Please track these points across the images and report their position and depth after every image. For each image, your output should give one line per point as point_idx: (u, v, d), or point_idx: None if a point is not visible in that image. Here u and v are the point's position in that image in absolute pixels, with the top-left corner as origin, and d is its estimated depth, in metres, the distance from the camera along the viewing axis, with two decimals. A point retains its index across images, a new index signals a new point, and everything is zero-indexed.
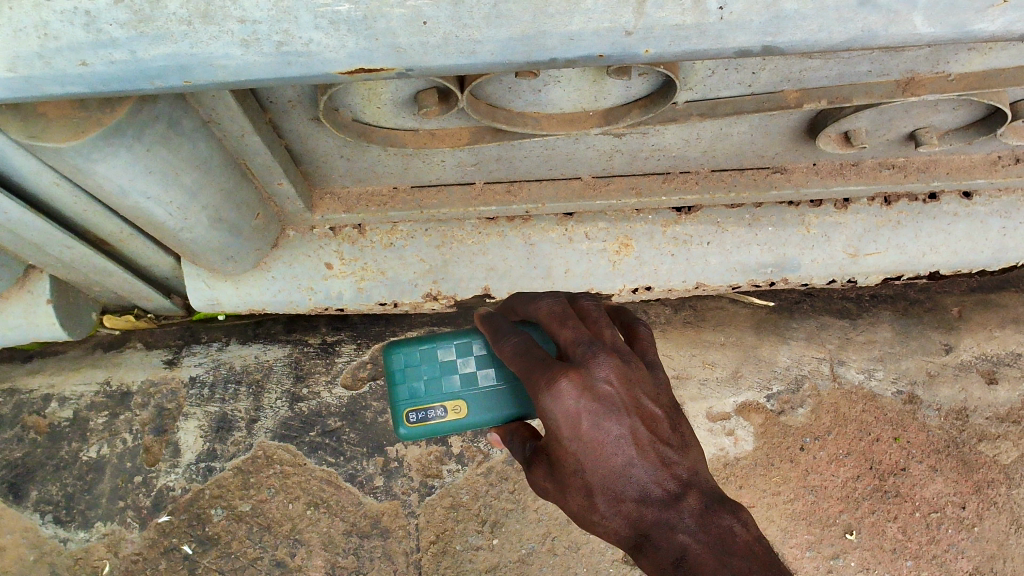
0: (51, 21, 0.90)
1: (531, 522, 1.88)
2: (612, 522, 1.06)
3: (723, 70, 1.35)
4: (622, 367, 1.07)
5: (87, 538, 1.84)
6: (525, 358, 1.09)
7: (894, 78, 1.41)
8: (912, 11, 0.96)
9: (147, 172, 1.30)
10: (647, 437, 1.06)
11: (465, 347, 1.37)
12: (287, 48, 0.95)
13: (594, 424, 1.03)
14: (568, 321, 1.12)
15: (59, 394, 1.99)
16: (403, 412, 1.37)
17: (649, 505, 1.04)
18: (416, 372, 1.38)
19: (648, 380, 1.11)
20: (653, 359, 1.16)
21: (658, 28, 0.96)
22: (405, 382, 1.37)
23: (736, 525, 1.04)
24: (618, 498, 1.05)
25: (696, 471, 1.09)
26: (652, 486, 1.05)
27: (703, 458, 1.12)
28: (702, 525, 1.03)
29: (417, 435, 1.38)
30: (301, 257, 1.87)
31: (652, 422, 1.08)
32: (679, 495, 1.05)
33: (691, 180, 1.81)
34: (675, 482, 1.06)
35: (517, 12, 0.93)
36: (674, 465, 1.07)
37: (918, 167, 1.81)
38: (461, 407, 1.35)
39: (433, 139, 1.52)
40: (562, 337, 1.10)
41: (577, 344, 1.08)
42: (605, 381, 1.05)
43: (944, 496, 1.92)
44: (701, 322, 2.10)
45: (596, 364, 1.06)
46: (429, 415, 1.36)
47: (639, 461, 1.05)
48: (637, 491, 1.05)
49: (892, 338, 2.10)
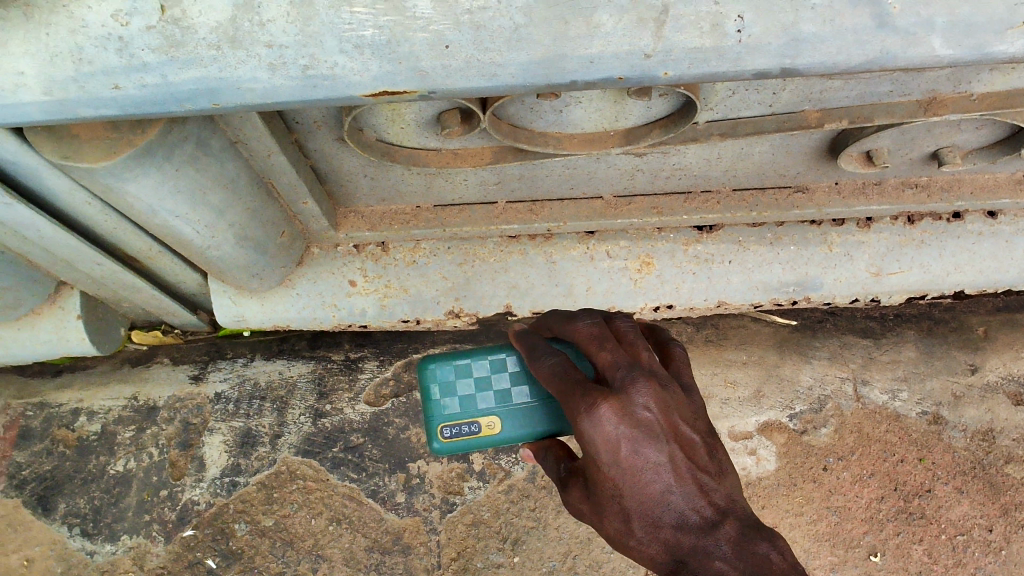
0: (85, 47, 0.93)
1: (552, 540, 1.88)
2: (650, 548, 1.05)
3: (744, 90, 1.36)
4: (661, 393, 1.07)
5: (114, 551, 1.86)
6: (564, 381, 1.09)
7: (916, 98, 1.41)
8: (931, 34, 0.96)
9: (176, 191, 1.32)
10: (686, 464, 1.06)
11: (499, 364, 1.39)
12: (312, 71, 0.97)
13: (634, 450, 1.03)
14: (606, 344, 1.12)
15: (87, 408, 2.03)
16: (436, 427, 1.37)
17: (686, 532, 1.03)
18: (451, 388, 1.39)
19: (686, 404, 1.11)
20: (689, 382, 1.16)
21: (677, 50, 0.97)
22: (440, 398, 1.38)
23: (773, 554, 1.01)
24: (655, 525, 1.04)
25: (733, 498, 1.08)
26: (690, 512, 1.04)
27: (739, 484, 1.12)
28: (739, 553, 1.01)
29: (450, 451, 1.38)
30: (325, 274, 1.89)
31: (689, 448, 1.08)
32: (717, 522, 1.03)
33: (712, 200, 1.81)
34: (713, 509, 1.04)
35: (538, 36, 0.95)
36: (712, 492, 1.06)
37: (941, 186, 1.81)
38: (495, 423, 1.35)
39: (456, 159, 1.54)
40: (601, 360, 1.11)
41: (616, 368, 1.08)
42: (645, 408, 1.05)
43: (970, 518, 1.90)
44: (722, 340, 2.10)
45: (636, 390, 1.05)
46: (462, 430, 1.36)
47: (677, 487, 1.05)
48: (674, 517, 1.04)
49: (917, 358, 2.09)
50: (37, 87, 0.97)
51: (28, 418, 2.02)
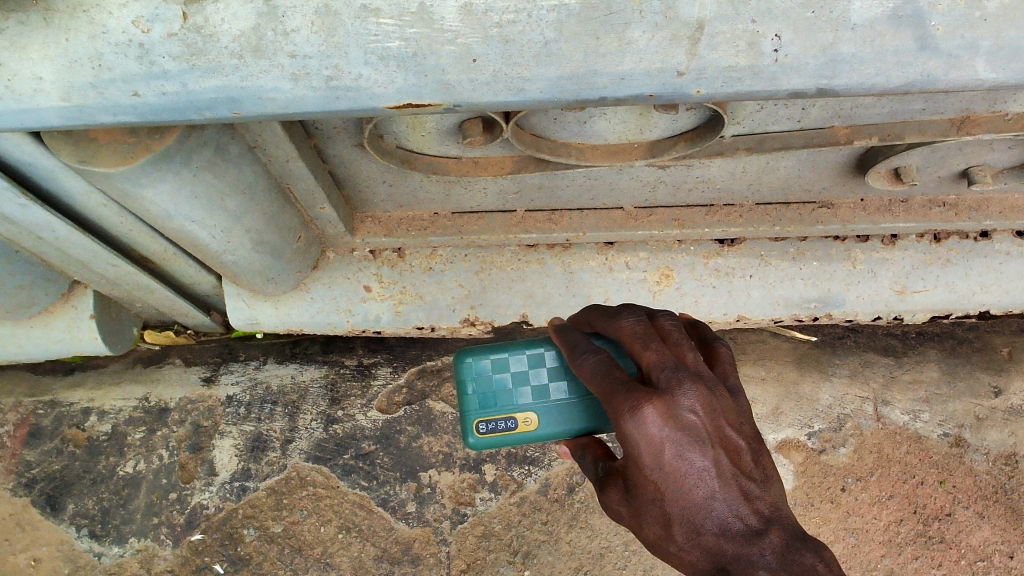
0: (105, 53, 0.91)
1: (564, 555, 1.85)
2: (690, 554, 0.99)
3: (772, 105, 1.32)
4: (708, 396, 1.02)
5: (121, 554, 1.85)
6: (606, 380, 1.04)
7: (948, 117, 1.38)
8: (975, 56, 0.93)
9: (193, 196, 1.30)
10: (731, 469, 1.01)
11: (538, 359, 1.34)
12: (335, 82, 0.95)
13: (677, 454, 0.99)
14: (651, 343, 1.06)
15: (98, 408, 2.02)
16: (472, 422, 1.34)
17: (730, 540, 0.96)
18: (487, 382, 1.35)
19: (732, 408, 1.05)
20: (734, 384, 1.10)
21: (711, 68, 0.94)
22: (476, 392, 1.35)
23: (819, 565, 0.94)
24: (697, 531, 0.98)
25: (778, 507, 1.01)
26: (734, 519, 0.97)
27: (785, 493, 1.05)
28: (785, 565, 0.94)
29: (486, 445, 1.36)
30: (340, 278, 1.87)
31: (735, 453, 1.02)
32: (761, 530, 0.97)
33: (734, 213, 1.78)
34: (757, 518, 0.98)
35: (568, 51, 0.92)
36: (756, 500, 1.00)
37: (969, 205, 1.76)
38: (532, 419, 1.32)
39: (476, 167, 1.52)
40: (645, 359, 1.05)
41: (661, 369, 1.03)
42: (690, 411, 1.00)
43: (991, 544, 1.87)
44: (741, 354, 2.06)
45: (682, 392, 1.01)
46: (499, 426, 1.33)
47: (721, 493, 0.99)
48: (718, 524, 0.97)
49: (939, 378, 2.04)
50: (55, 93, 0.95)
51: (38, 417, 2.01)
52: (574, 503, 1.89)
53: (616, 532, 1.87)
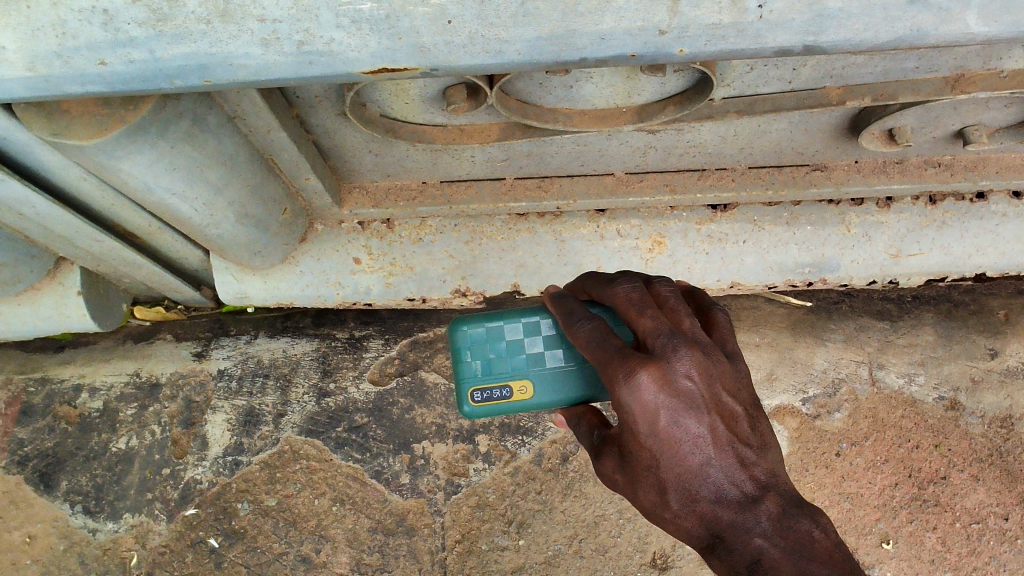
0: (68, 20, 0.88)
1: (558, 523, 1.85)
2: (685, 521, 0.99)
3: (762, 66, 1.29)
4: (704, 361, 1.00)
5: (116, 529, 1.86)
6: (602, 347, 1.02)
7: (942, 75, 1.34)
8: (965, 10, 0.90)
9: (172, 168, 1.28)
10: (727, 436, 0.99)
11: (533, 327, 1.32)
12: (307, 47, 0.92)
13: (673, 421, 0.97)
14: (646, 310, 1.04)
15: (89, 384, 2.01)
16: (468, 390, 1.33)
17: (726, 507, 0.96)
18: (483, 349, 1.34)
19: (729, 374, 1.03)
20: (732, 350, 1.08)
21: (693, 26, 0.92)
22: (473, 360, 1.34)
23: (815, 531, 0.96)
24: (692, 498, 0.97)
25: (775, 473, 1.01)
26: (729, 486, 0.97)
27: (781, 459, 1.04)
28: (780, 531, 0.95)
29: (481, 414, 1.34)
30: (329, 251, 1.85)
31: (731, 420, 1.01)
32: (757, 497, 0.97)
33: (726, 177, 1.75)
34: (753, 484, 0.98)
35: (545, 11, 0.90)
36: (753, 466, 0.99)
37: (965, 165, 1.74)
38: (527, 387, 1.30)
39: (462, 135, 1.48)
40: (640, 326, 1.03)
41: (657, 336, 1.01)
42: (686, 377, 0.98)
43: (985, 506, 1.87)
44: (735, 321, 2.04)
45: (677, 358, 0.98)
46: (494, 394, 1.32)
47: (717, 460, 0.98)
48: (713, 491, 0.97)
49: (935, 342, 2.03)
50: (20, 63, 0.93)
51: (29, 394, 2.01)
52: (568, 472, 1.89)
53: (610, 501, 1.86)
